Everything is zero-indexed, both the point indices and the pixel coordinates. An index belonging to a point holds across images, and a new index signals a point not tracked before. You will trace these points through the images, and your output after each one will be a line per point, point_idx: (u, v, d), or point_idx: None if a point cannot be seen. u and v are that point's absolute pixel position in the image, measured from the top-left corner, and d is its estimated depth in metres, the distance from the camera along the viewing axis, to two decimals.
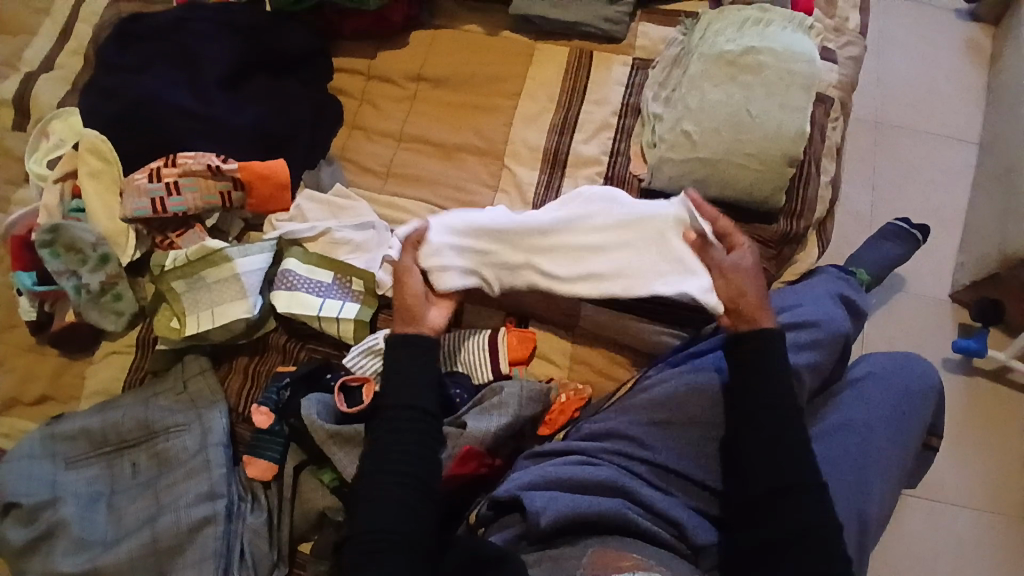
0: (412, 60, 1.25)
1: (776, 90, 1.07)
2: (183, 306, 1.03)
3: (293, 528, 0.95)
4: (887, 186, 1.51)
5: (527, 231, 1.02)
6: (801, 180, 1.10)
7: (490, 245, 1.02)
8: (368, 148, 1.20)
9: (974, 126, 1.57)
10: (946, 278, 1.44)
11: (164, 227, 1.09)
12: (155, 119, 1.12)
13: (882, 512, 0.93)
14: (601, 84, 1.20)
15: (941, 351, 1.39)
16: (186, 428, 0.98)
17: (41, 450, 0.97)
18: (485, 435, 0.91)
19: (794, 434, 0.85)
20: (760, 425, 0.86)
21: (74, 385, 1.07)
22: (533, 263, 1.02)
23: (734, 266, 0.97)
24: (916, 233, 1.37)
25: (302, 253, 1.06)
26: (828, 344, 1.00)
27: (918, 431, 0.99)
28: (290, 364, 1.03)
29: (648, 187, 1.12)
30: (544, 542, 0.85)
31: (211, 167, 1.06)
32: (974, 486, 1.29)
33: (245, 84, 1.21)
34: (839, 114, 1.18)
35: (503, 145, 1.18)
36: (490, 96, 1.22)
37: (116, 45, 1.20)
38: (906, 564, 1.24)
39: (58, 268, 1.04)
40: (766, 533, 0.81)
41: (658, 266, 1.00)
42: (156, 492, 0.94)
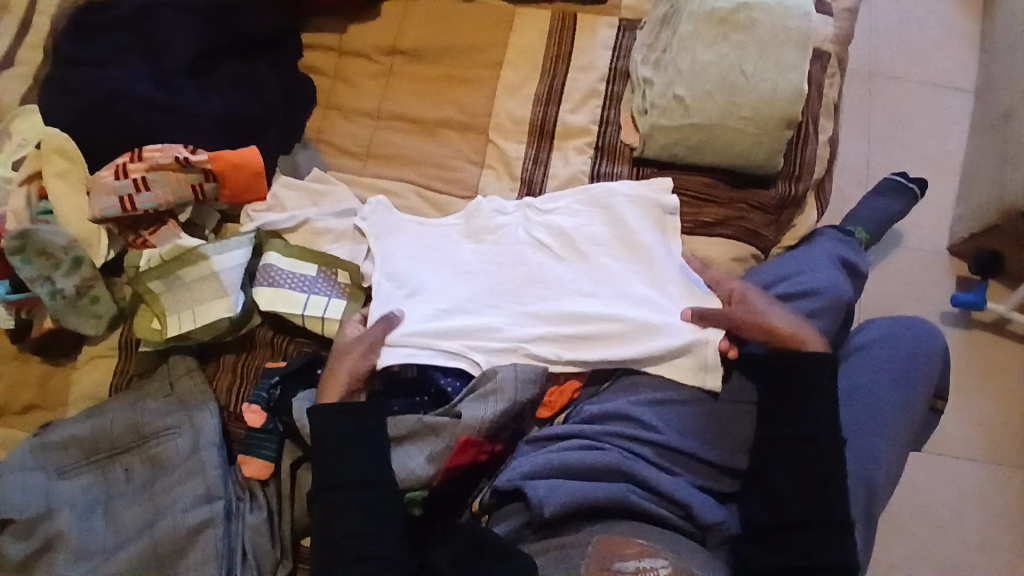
0: (385, 32, 1.18)
1: (770, 47, 1.01)
2: (163, 306, 0.99)
3: (294, 521, 0.95)
4: (883, 139, 1.46)
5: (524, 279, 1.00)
6: (798, 141, 1.06)
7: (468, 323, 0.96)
8: (345, 129, 1.14)
9: (971, 72, 1.51)
10: (945, 231, 1.41)
11: (137, 225, 1.05)
12: (118, 110, 1.06)
13: (889, 478, 0.92)
14: (586, 49, 1.14)
15: (941, 306, 1.37)
16: (177, 431, 0.95)
17: (31, 462, 0.94)
18: (482, 423, 0.89)
19: (799, 425, 0.88)
20: (779, 423, 0.89)
21: (60, 392, 1.03)
22: (518, 327, 0.97)
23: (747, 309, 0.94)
24: (913, 187, 1.33)
25: (281, 246, 1.03)
26: (829, 311, 0.99)
27: (925, 391, 0.97)
28: (279, 360, 1.00)
29: (641, 157, 1.08)
30: (549, 530, 0.86)
31: (180, 158, 1.01)
32: (977, 437, 1.29)
33: (212, 69, 1.14)
34: (836, 70, 1.13)
35: (486, 119, 1.12)
36: (471, 67, 1.15)
37: (73, 34, 1.13)
38: (911, 518, 1.25)
39: (31, 274, 0.99)
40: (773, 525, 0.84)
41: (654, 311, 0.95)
42: (153, 496, 0.92)
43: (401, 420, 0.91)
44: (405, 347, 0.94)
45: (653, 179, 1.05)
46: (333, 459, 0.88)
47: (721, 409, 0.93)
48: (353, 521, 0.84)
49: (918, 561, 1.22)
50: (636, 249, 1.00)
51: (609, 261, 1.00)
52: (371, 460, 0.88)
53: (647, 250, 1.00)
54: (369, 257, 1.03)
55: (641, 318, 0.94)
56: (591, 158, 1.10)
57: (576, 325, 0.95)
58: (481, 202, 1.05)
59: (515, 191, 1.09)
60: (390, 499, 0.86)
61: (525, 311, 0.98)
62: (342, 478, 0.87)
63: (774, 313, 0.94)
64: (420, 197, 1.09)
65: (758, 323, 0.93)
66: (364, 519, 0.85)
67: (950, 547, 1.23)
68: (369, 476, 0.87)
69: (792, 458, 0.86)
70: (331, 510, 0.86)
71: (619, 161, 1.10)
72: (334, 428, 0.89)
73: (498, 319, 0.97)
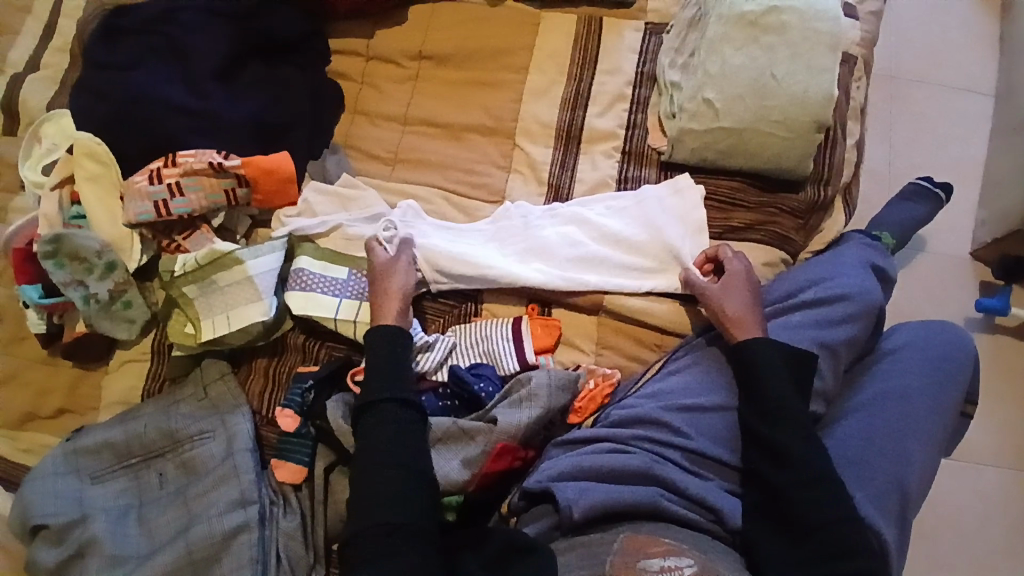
0: (410, 37, 1.19)
1: (801, 52, 1.02)
2: (196, 310, 1.00)
3: (327, 528, 0.95)
4: (905, 142, 1.46)
5: (541, 258, 1.03)
6: (828, 145, 1.06)
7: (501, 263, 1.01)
8: (372, 134, 1.15)
9: (993, 74, 1.51)
10: (967, 235, 1.40)
11: (169, 229, 1.06)
12: (149, 117, 1.07)
13: (922, 484, 0.92)
14: (612, 53, 1.14)
15: (963, 311, 1.36)
16: (211, 435, 0.96)
17: (64, 466, 0.95)
18: (517, 429, 0.89)
19: None
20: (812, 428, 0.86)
21: (91, 396, 1.05)
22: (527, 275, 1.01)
23: (721, 288, 0.96)
24: (939, 192, 1.33)
25: (313, 250, 1.04)
26: (860, 318, 0.98)
27: (955, 398, 0.97)
28: (312, 364, 1.01)
29: (669, 161, 1.08)
30: (578, 532, 0.85)
31: (213, 164, 1.02)
32: (999, 442, 1.28)
33: (240, 74, 1.15)
34: (863, 73, 1.13)
35: (512, 123, 1.13)
36: (498, 71, 1.16)
37: (101, 40, 1.14)
38: (935, 525, 1.24)
39: (64, 278, 1.00)
40: (788, 513, 0.81)
41: (638, 270, 1.02)
42: (187, 501, 0.93)
43: (436, 424, 0.91)
44: (450, 260, 1.01)
45: (681, 184, 1.05)
46: (365, 436, 0.88)
47: (771, 403, 0.87)
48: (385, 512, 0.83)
49: (941, 567, 1.21)
50: (642, 224, 1.04)
51: (617, 239, 1.03)
52: (419, 466, 0.86)
53: (651, 223, 1.03)
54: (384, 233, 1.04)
55: (628, 273, 1.02)
56: (618, 162, 1.10)
57: (573, 273, 1.02)
58: (509, 208, 1.06)
59: (542, 195, 1.09)
60: (425, 480, 0.86)
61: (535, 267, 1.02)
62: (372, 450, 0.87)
63: (731, 300, 0.95)
64: (447, 202, 1.10)
65: (716, 304, 0.95)
66: (398, 503, 0.83)
67: (973, 552, 1.22)
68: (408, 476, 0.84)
69: (820, 456, 0.84)
70: (368, 508, 0.84)
71: (646, 165, 1.10)
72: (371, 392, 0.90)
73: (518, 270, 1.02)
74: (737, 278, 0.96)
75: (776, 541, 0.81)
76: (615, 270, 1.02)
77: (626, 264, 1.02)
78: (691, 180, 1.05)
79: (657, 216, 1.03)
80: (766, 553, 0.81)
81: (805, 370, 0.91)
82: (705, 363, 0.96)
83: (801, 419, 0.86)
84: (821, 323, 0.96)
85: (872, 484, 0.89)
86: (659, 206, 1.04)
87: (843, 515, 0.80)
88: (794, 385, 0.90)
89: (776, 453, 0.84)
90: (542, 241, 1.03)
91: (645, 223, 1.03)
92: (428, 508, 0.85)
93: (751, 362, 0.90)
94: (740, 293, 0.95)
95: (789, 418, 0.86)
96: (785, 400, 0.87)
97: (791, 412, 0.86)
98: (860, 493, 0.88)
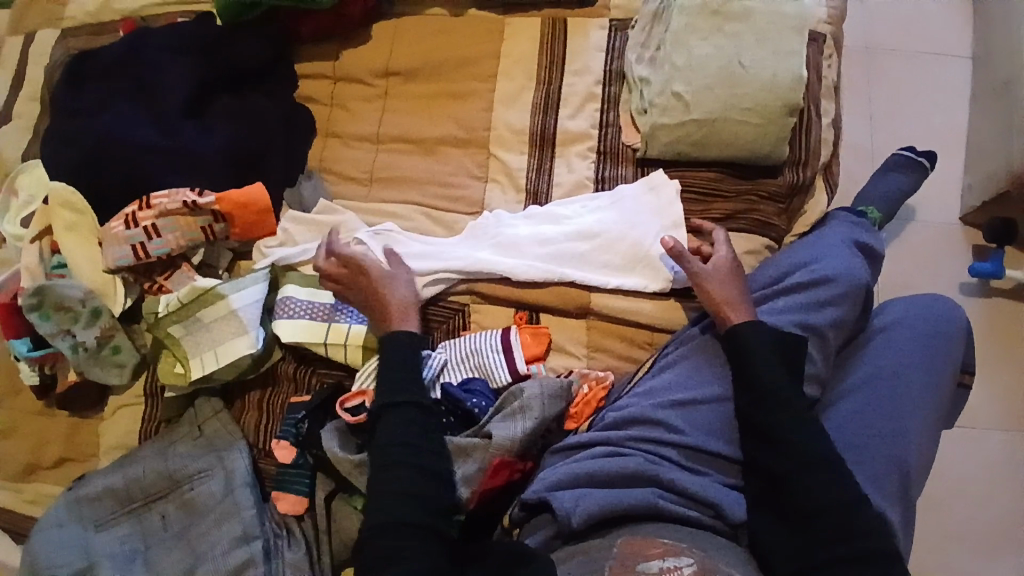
0: (376, 54, 1.18)
1: (766, 37, 1.02)
2: (184, 350, 1.00)
3: (333, 555, 0.95)
4: (884, 114, 1.45)
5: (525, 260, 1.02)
6: (802, 127, 1.06)
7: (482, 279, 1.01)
8: (347, 155, 1.14)
9: (968, 36, 1.49)
10: (956, 201, 1.39)
11: (150, 270, 1.05)
12: (119, 160, 1.06)
13: (922, 460, 0.91)
14: (579, 52, 1.14)
15: (956, 277, 1.35)
16: (209, 473, 0.96)
17: (67, 516, 0.95)
18: (512, 444, 0.89)
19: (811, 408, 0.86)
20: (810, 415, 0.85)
21: (89, 443, 1.05)
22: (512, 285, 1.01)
23: (710, 274, 0.95)
24: (923, 160, 1.31)
25: (299, 278, 1.04)
26: (848, 298, 0.97)
27: (950, 371, 0.96)
28: (304, 393, 1.01)
29: (644, 157, 1.07)
30: (578, 539, 0.85)
31: (188, 203, 1.02)
32: (1002, 406, 1.27)
33: (209, 108, 1.14)
34: (833, 51, 1.12)
35: (485, 132, 1.12)
36: (466, 81, 1.15)
37: (68, 86, 1.14)
38: (947, 494, 1.23)
39: (50, 330, 1.00)
40: (787, 503, 0.81)
41: (621, 267, 1.01)
42: (191, 541, 0.93)
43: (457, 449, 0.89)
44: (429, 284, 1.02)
45: (658, 179, 1.04)
46: (385, 435, 0.88)
47: (764, 394, 0.86)
48: (387, 530, 0.82)
49: (955, 538, 1.21)
50: (622, 223, 1.03)
51: (599, 239, 1.02)
52: (424, 485, 0.85)
53: (631, 221, 1.02)
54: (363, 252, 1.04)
55: (612, 271, 1.01)
56: (594, 162, 1.09)
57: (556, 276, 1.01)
58: (486, 219, 1.06)
59: (520, 202, 1.09)
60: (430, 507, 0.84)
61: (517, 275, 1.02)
62: (393, 449, 0.86)
63: (719, 284, 0.94)
64: (427, 217, 1.09)
65: (706, 287, 0.94)
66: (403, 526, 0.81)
67: (985, 520, 1.21)
68: (409, 497, 0.83)
69: (818, 442, 0.83)
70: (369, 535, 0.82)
71: (622, 163, 1.09)
72: (390, 391, 0.90)
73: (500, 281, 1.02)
74: (730, 268, 0.96)
75: (774, 530, 0.81)
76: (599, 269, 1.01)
77: (609, 263, 1.02)
78: (665, 176, 1.05)
79: (637, 214, 1.03)
80: (767, 544, 0.80)
81: (797, 357, 0.90)
82: (697, 357, 0.95)
83: (794, 408, 0.85)
84: (809, 307, 0.95)
85: (871, 466, 0.89)
86: (638, 203, 1.04)
87: (847, 504, 0.79)
88: (788, 372, 0.89)
89: (768, 443, 0.84)
90: (524, 249, 1.03)
91: (625, 220, 1.03)
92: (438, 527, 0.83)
93: (743, 350, 0.90)
94: (733, 282, 0.95)
95: (783, 406, 0.85)
96: (779, 389, 0.86)
97: (782, 398, 0.85)
98: (861, 475, 0.88)
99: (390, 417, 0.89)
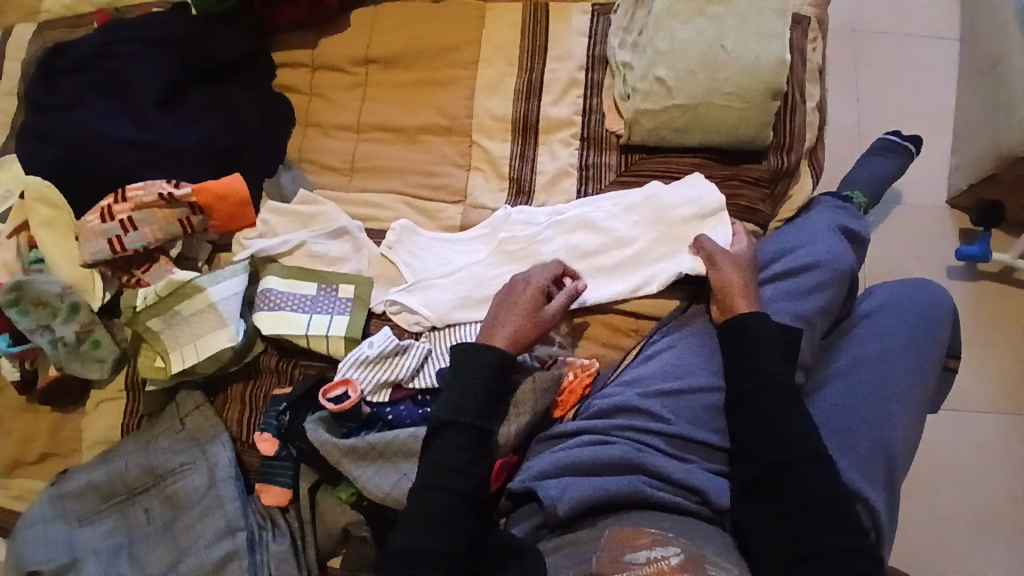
0: (355, 41, 1.16)
1: (748, 20, 1.01)
2: (164, 344, 0.99)
3: (319, 547, 0.95)
4: (872, 97, 1.43)
5: (512, 249, 1.01)
6: (786, 111, 1.05)
7: (470, 273, 1.01)
8: (327, 145, 1.13)
9: (955, 16, 1.48)
10: (944, 184, 1.38)
11: (129, 264, 1.04)
12: (97, 154, 1.05)
13: (907, 444, 0.91)
14: (561, 38, 1.12)
15: (945, 261, 1.35)
16: (192, 466, 0.96)
17: (52, 512, 0.95)
18: (507, 439, 0.90)
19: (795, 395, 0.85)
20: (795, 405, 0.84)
21: (72, 439, 1.04)
22: (497, 274, 1.01)
23: (734, 261, 0.94)
24: (908, 145, 1.30)
25: (280, 269, 1.03)
26: (833, 284, 0.96)
27: (936, 355, 0.96)
28: (287, 385, 1.00)
29: (628, 143, 1.06)
30: (566, 528, 0.84)
31: (163, 195, 1.01)
32: (990, 388, 1.28)
33: (187, 99, 1.13)
34: (818, 33, 1.11)
35: (467, 120, 1.11)
36: (447, 68, 1.14)
37: (41, 79, 1.12)
38: (934, 477, 1.23)
39: (30, 325, 0.99)
40: (773, 493, 0.81)
41: (619, 269, 1.00)
42: (175, 536, 0.93)
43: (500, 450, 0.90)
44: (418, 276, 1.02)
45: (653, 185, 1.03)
46: (438, 453, 0.84)
47: (754, 384, 0.86)
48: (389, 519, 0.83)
49: (943, 521, 1.21)
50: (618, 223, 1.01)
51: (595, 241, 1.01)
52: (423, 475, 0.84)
53: (625, 225, 1.01)
54: (349, 244, 1.05)
55: (612, 272, 1.00)
56: (578, 150, 1.08)
57: None
58: (506, 214, 1.04)
59: (503, 190, 1.08)
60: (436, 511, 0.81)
61: (501, 266, 1.01)
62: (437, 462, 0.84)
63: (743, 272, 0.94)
64: (409, 207, 1.08)
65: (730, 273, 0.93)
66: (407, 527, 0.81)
67: (973, 501, 1.22)
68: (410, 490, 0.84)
69: (801, 427, 0.83)
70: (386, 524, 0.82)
71: (606, 150, 1.08)
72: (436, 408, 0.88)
73: (482, 271, 1.01)
74: (746, 258, 0.96)
75: (769, 513, 0.80)
76: (598, 271, 1.00)
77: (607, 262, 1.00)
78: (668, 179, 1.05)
79: (631, 216, 1.02)
80: (753, 532, 0.80)
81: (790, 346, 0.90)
82: (684, 347, 0.95)
83: (778, 397, 0.85)
84: (794, 294, 0.95)
85: (856, 451, 0.89)
86: (635, 207, 1.02)
87: (834, 494, 0.78)
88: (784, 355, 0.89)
89: (757, 435, 0.84)
90: (512, 241, 1.02)
91: (621, 224, 1.01)
92: (443, 529, 0.80)
93: (738, 337, 0.90)
94: (747, 271, 0.94)
95: (770, 390, 0.85)
96: (772, 380, 0.86)
97: (769, 389, 0.85)
98: (845, 461, 0.88)
99: (449, 437, 0.85)
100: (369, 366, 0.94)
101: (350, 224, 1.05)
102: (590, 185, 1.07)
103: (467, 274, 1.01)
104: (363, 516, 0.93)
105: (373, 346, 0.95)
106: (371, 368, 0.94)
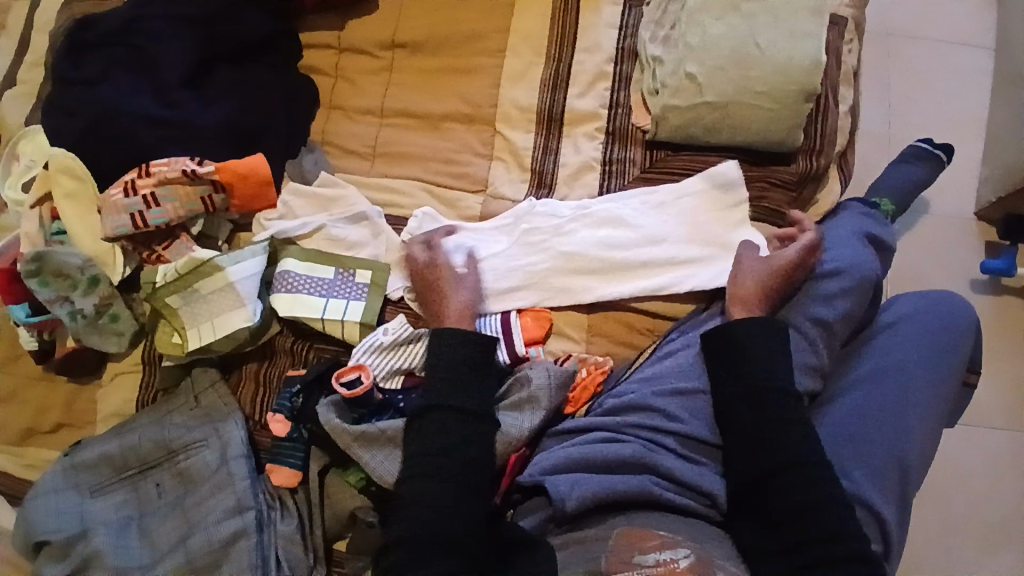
0: (382, 25, 1.15)
1: (782, 19, 0.99)
2: (182, 320, 0.99)
3: (326, 529, 0.95)
4: (903, 102, 1.40)
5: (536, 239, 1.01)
6: (817, 113, 1.03)
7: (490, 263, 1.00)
8: (348, 129, 1.12)
9: (993, 23, 1.44)
10: (972, 194, 1.35)
11: (149, 240, 1.04)
12: (121, 128, 1.05)
13: (923, 458, 0.89)
14: (591, 29, 1.10)
15: (969, 273, 1.32)
16: (204, 443, 0.96)
17: (63, 482, 0.96)
18: (518, 432, 0.89)
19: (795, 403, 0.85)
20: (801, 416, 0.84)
21: (87, 411, 1.05)
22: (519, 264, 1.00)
23: (755, 261, 0.94)
24: (939, 153, 1.28)
25: (299, 252, 1.03)
26: (858, 290, 0.95)
27: (958, 369, 0.95)
28: (301, 367, 1.00)
29: (653, 139, 1.05)
30: (574, 524, 0.84)
31: (187, 171, 1.01)
32: (1008, 404, 1.25)
33: (212, 77, 1.13)
34: (853, 35, 1.09)
35: (491, 109, 1.10)
36: (474, 56, 1.12)
37: (68, 52, 1.12)
38: (947, 491, 1.22)
39: (49, 296, 1.00)
40: (771, 497, 0.80)
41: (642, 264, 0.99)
42: (185, 511, 0.94)
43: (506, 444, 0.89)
44: None
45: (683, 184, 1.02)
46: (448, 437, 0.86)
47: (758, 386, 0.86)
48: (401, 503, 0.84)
49: (953, 537, 1.20)
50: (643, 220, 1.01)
51: (620, 235, 1.00)
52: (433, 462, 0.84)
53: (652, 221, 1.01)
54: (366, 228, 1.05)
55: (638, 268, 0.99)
56: (602, 144, 1.06)
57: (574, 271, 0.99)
58: (523, 207, 1.03)
59: (524, 181, 1.07)
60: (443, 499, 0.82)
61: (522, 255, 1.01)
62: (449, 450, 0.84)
63: (756, 268, 0.94)
64: (429, 194, 1.07)
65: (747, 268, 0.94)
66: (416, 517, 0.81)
67: (984, 518, 1.20)
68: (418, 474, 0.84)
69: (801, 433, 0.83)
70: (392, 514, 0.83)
71: (631, 145, 1.06)
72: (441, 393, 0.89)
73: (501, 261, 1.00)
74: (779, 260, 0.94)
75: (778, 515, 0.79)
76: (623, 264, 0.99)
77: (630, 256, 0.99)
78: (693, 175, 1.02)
79: (660, 214, 1.01)
80: (759, 537, 0.79)
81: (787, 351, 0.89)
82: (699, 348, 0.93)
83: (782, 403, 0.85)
84: (820, 298, 0.94)
85: (871, 463, 0.87)
86: (663, 204, 1.01)
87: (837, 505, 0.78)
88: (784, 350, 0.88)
89: (766, 435, 0.83)
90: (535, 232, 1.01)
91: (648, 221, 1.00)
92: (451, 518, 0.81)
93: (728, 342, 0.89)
94: (766, 275, 0.93)
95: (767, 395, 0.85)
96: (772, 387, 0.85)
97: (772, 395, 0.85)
98: (860, 472, 0.87)
99: (462, 425, 0.86)
100: (382, 353, 0.95)
101: (368, 209, 1.05)
102: (612, 180, 1.05)
103: (487, 261, 1.01)
104: (371, 502, 0.93)
105: (388, 333, 0.96)
106: (385, 355, 0.95)
